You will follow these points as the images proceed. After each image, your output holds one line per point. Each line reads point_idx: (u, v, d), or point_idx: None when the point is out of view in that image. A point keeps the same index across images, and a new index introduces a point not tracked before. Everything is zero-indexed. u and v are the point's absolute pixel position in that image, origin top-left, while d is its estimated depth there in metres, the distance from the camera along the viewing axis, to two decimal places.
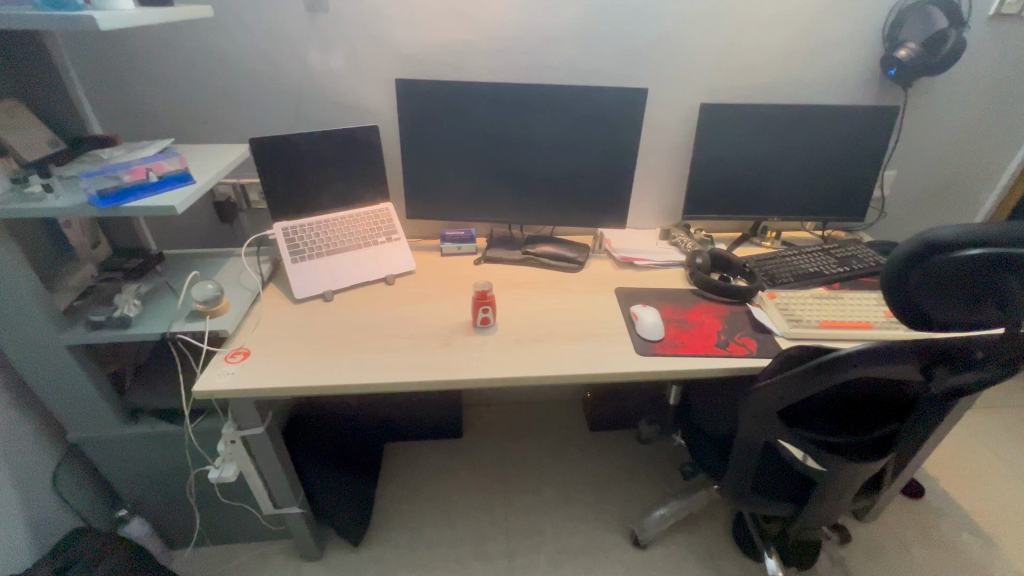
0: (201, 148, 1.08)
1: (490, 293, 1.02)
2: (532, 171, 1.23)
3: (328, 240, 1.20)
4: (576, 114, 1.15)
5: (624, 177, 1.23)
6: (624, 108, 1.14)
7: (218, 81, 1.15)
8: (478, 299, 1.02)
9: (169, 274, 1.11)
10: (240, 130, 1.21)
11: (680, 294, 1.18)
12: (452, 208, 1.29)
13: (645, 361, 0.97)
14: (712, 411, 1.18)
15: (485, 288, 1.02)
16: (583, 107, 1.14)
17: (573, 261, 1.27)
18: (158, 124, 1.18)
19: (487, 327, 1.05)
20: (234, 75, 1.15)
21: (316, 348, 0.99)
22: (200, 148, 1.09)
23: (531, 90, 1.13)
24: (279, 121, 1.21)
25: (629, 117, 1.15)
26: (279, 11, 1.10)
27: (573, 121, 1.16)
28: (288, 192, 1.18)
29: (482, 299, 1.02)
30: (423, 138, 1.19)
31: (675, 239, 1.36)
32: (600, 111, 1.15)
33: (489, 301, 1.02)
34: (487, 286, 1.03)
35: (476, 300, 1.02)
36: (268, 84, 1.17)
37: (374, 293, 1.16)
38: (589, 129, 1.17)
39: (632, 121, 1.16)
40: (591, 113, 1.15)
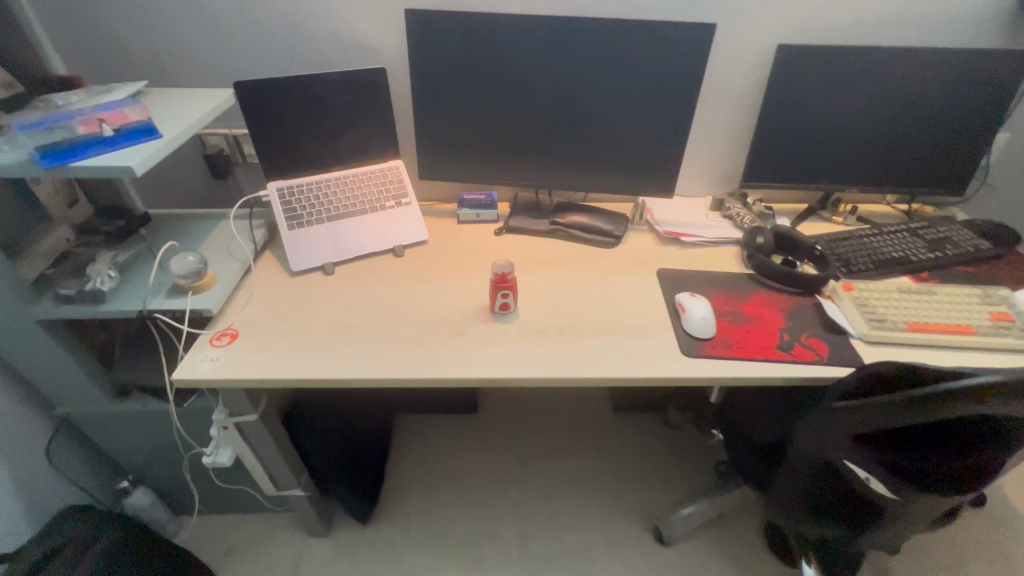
0: (178, 94, 0.93)
1: (512, 275, 0.87)
2: (566, 126, 1.04)
3: (329, 204, 1.06)
4: (623, 57, 0.95)
5: (677, 136, 1.02)
6: (685, 48, 0.93)
7: (197, 10, 0.97)
8: (496, 281, 0.86)
9: (153, 240, 0.99)
10: (229, 71, 1.05)
11: (734, 279, 1.00)
12: (471, 168, 1.12)
13: (692, 363, 0.82)
14: (759, 413, 1.04)
15: (507, 267, 0.87)
16: (634, 46, 0.93)
17: (608, 234, 1.10)
18: (135, 63, 1.02)
19: (507, 315, 0.91)
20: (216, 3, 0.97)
21: (310, 332, 0.87)
22: (178, 93, 0.93)
23: (568, 26, 0.92)
24: (271, 61, 1.04)
25: (687, 60, 0.94)
26: None
27: (620, 65, 0.96)
28: (283, 146, 1.03)
29: (502, 282, 0.86)
30: (438, 83, 1.01)
31: (730, 211, 1.16)
32: (653, 52, 0.94)
33: (510, 285, 0.87)
34: (508, 265, 0.87)
35: (493, 282, 0.87)
36: (256, 15, 0.99)
37: (379, 267, 1.02)
38: (638, 76, 0.96)
39: (693, 65, 0.94)
40: (641, 55, 0.94)
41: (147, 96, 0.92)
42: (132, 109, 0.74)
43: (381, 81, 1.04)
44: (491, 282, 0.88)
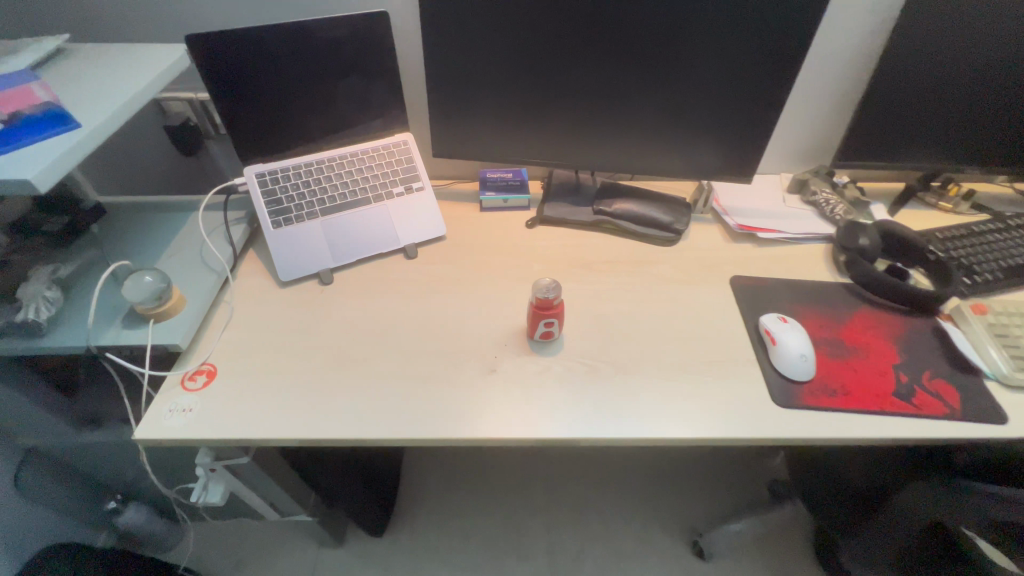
0: (110, 57, 0.70)
1: (559, 302, 0.68)
2: (624, 92, 0.81)
3: (323, 192, 0.85)
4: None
5: (767, 106, 0.79)
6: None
7: None
8: (539, 310, 0.68)
9: (106, 242, 0.79)
10: (187, 19, 0.81)
11: (826, 292, 0.81)
12: (497, 145, 0.90)
13: (790, 416, 0.65)
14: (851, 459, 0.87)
15: (552, 291, 0.68)
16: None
17: (667, 229, 0.90)
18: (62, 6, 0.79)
19: (549, 345, 0.73)
20: None
21: (304, 369, 0.70)
22: (111, 55, 0.70)
23: None
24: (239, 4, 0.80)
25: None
26: None
27: (700, 12, 0.71)
28: (260, 119, 0.80)
29: (546, 311, 0.68)
30: (456, 34, 0.77)
31: (816, 196, 0.94)
32: None
33: (556, 313, 0.68)
34: (555, 287, 0.69)
35: (534, 312, 0.69)
36: None
37: (388, 273, 0.84)
38: (725, 27, 0.72)
39: (804, 7, 0.69)
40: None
41: (68, 60, 0.69)
42: (37, 88, 0.56)
43: (382, 31, 0.79)
44: (530, 310, 0.69)
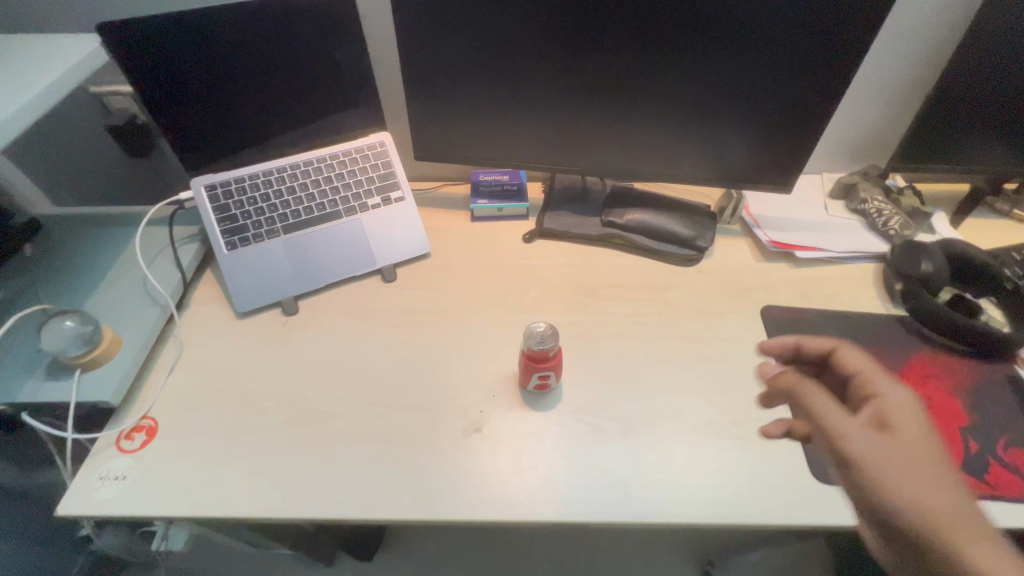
0: (23, 62, 0.60)
1: (556, 353, 0.58)
2: (639, 85, 0.66)
3: (285, 206, 0.73)
4: None
5: (815, 102, 0.64)
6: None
7: None
8: (532, 364, 0.57)
9: (39, 269, 0.70)
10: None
11: (878, 327, 0.68)
12: (490, 146, 0.76)
13: (836, 497, 0.53)
14: None
15: (551, 343, 0.57)
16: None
17: (688, 245, 0.77)
18: None
19: (545, 396, 0.62)
20: None
21: (257, 425, 0.60)
22: (25, 58, 0.61)
23: None
24: None
25: None
26: None
27: None
28: (204, 120, 0.68)
29: (543, 367, 0.57)
30: (436, 14, 0.63)
31: (866, 206, 0.80)
32: None
33: (552, 364, 0.57)
34: (552, 337, 0.58)
35: (529, 366, 0.58)
36: None
37: (362, 301, 0.72)
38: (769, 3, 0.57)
39: None
40: None
41: None
42: None
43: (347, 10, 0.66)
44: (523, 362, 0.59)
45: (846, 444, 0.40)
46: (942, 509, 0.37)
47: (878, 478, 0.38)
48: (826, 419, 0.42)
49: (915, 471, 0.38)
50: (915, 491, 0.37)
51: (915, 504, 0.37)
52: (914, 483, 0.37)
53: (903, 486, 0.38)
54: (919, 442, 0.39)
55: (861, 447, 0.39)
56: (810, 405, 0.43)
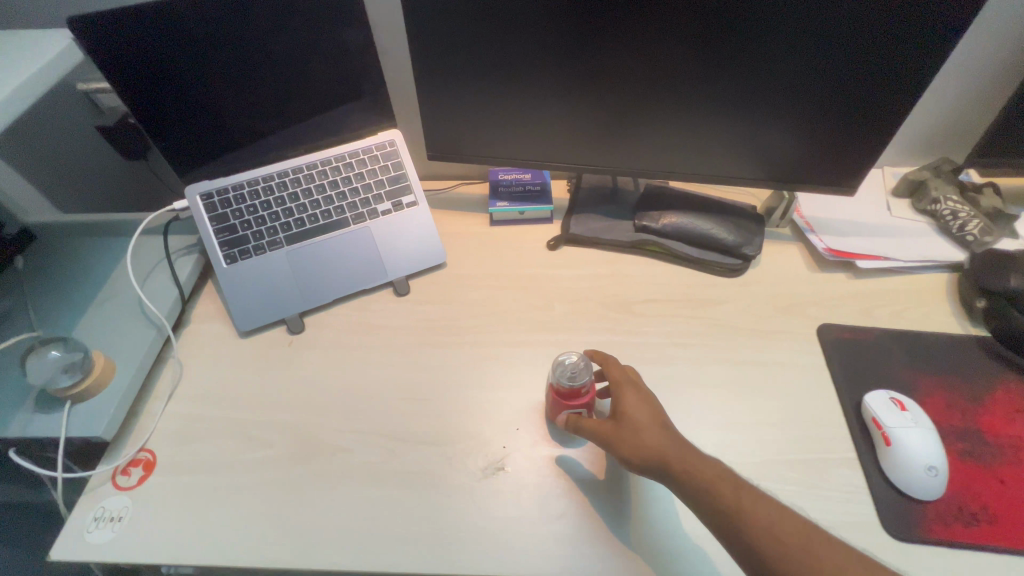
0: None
1: (589, 389, 0.52)
2: (683, 72, 0.57)
3: (289, 214, 0.67)
4: None
5: (893, 88, 0.55)
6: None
7: None
8: (562, 400, 0.52)
9: (30, 285, 0.65)
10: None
11: (953, 351, 0.60)
12: (509, 144, 0.69)
13: (915, 559, 0.46)
14: None
15: (586, 376, 0.52)
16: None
17: (733, 254, 0.69)
18: None
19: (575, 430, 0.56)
20: None
21: (260, 460, 0.55)
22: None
23: None
24: None
25: None
26: None
27: None
28: (192, 117, 0.61)
29: (577, 403, 0.52)
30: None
31: (937, 206, 0.70)
32: None
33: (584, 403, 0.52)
34: (587, 370, 0.52)
35: (560, 403, 0.52)
36: None
37: (373, 317, 0.66)
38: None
39: None
40: None
41: None
42: None
43: None
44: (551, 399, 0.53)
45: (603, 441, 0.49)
46: (675, 452, 0.46)
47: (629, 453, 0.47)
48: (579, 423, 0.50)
49: (640, 428, 0.48)
50: (652, 449, 0.46)
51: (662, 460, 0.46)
52: (653, 443, 0.47)
53: (651, 451, 0.47)
54: (637, 407, 0.50)
55: (610, 438, 0.48)
56: (572, 423, 0.50)
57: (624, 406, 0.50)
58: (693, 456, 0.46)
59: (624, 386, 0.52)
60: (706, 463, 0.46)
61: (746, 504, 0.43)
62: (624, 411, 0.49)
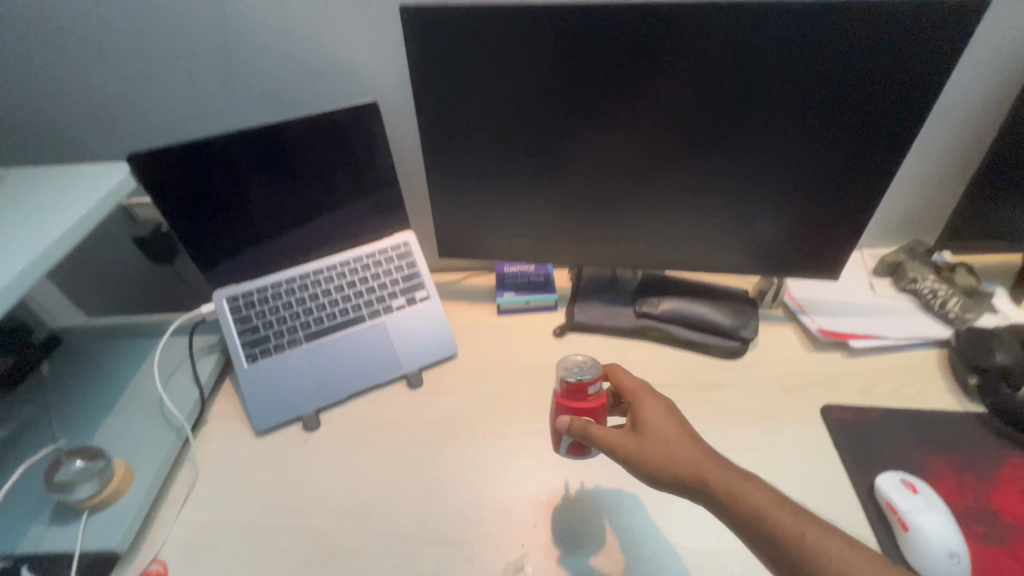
0: (55, 183, 0.59)
1: (595, 390, 0.52)
2: (673, 172, 0.64)
3: (309, 313, 0.70)
4: (769, 75, 0.55)
5: (855, 187, 0.62)
6: (925, 38, 0.51)
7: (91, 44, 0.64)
8: (567, 403, 0.52)
9: (53, 389, 0.67)
10: (157, 118, 0.71)
11: (955, 428, 0.61)
12: (515, 241, 0.75)
13: None
14: None
15: (593, 384, 0.51)
16: (832, 34, 0.52)
17: (729, 336, 0.72)
18: (24, 121, 0.70)
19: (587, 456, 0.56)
20: (116, 29, 0.63)
21: (274, 569, 0.54)
22: (57, 179, 0.60)
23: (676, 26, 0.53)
24: (212, 107, 0.70)
25: (892, 67, 0.53)
26: None
27: (761, 89, 0.56)
28: (224, 224, 0.67)
29: (579, 409, 0.52)
30: (463, 123, 0.63)
31: (917, 285, 0.75)
32: (826, 57, 0.54)
33: (589, 410, 0.52)
34: (599, 381, 0.52)
35: (563, 407, 0.53)
36: (175, 43, 0.64)
37: (386, 411, 0.68)
38: (822, 89, 0.56)
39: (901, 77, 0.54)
40: (801, 65, 0.54)
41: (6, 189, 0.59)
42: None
43: (373, 123, 0.67)
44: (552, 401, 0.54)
45: (620, 452, 0.48)
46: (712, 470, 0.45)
47: (651, 465, 0.47)
48: (598, 434, 0.50)
49: (674, 449, 0.47)
50: (683, 465, 0.46)
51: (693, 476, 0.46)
52: (683, 458, 0.46)
53: (680, 466, 0.46)
54: (665, 425, 0.50)
55: (632, 450, 0.48)
56: (581, 427, 0.50)
57: (652, 424, 0.50)
58: (731, 474, 0.45)
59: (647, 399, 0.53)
60: (748, 484, 0.44)
61: (797, 527, 0.42)
62: (655, 430, 0.49)
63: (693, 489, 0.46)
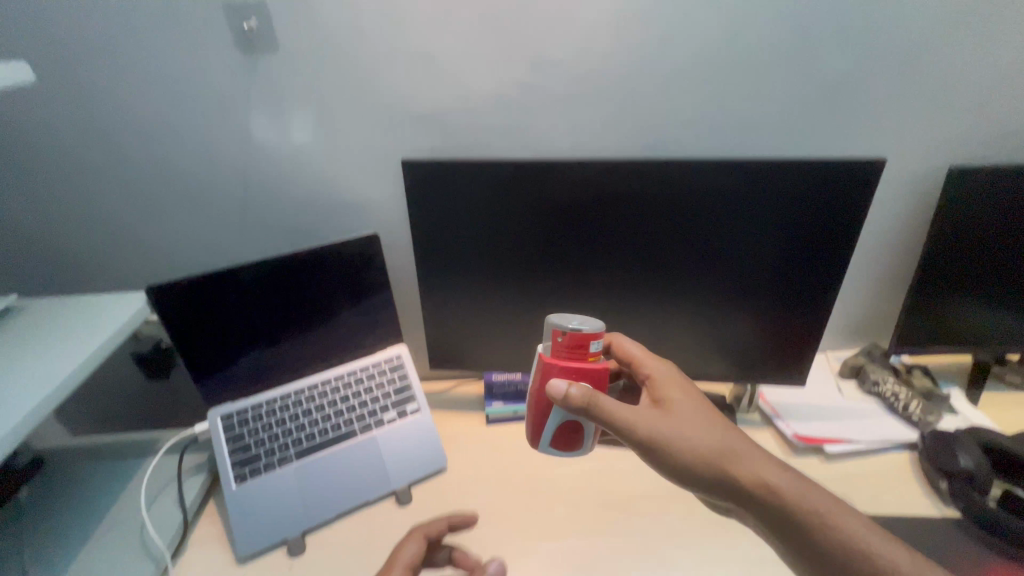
0: (76, 314, 0.64)
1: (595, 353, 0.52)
2: (644, 292, 0.71)
3: (301, 429, 0.72)
4: (719, 215, 0.65)
5: (805, 303, 0.70)
6: (841, 187, 0.62)
7: (125, 187, 0.72)
8: (567, 364, 0.52)
9: (30, 517, 0.65)
10: (175, 246, 0.77)
11: (936, 536, 0.63)
12: (503, 353, 0.79)
13: None
14: None
15: (592, 342, 0.52)
16: (766, 184, 0.62)
17: None
18: (49, 249, 0.76)
19: (574, 426, 0.56)
20: (149, 174, 0.72)
21: None
22: (77, 310, 0.65)
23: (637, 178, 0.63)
24: (227, 237, 0.77)
25: (818, 209, 0.64)
26: (206, 75, 0.65)
27: (713, 226, 0.66)
28: (228, 344, 0.71)
29: (575, 370, 0.52)
30: (455, 252, 0.71)
31: (879, 388, 0.81)
32: (763, 201, 0.64)
33: (583, 373, 0.52)
34: (597, 338, 0.52)
35: (558, 369, 0.53)
36: (201, 185, 0.73)
37: (374, 532, 0.67)
38: (768, 224, 0.65)
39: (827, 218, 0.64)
40: (744, 208, 0.64)
41: (26, 320, 0.63)
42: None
43: (374, 250, 0.74)
44: (544, 363, 0.54)
45: (643, 428, 0.52)
46: (733, 454, 0.52)
47: (676, 443, 0.52)
48: (608, 407, 0.51)
49: (701, 430, 0.53)
50: (706, 447, 0.52)
51: (716, 456, 0.51)
52: (707, 441, 0.52)
53: (705, 447, 0.52)
54: (690, 408, 0.55)
55: (659, 426, 0.53)
56: (586, 397, 0.51)
57: (677, 406, 0.56)
58: (756, 455, 0.52)
59: (669, 385, 0.59)
60: (767, 467, 0.51)
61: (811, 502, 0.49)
62: (679, 412, 0.55)
63: (716, 469, 0.51)
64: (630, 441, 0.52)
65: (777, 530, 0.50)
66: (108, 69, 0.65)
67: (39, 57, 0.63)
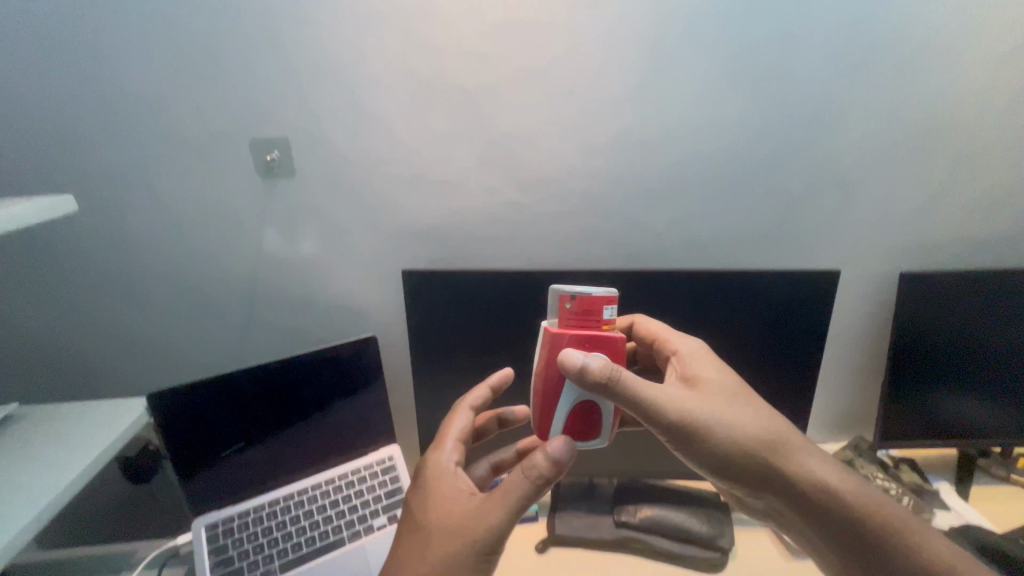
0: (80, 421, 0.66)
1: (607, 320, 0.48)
2: None
3: (288, 537, 0.70)
4: (695, 320, 0.70)
5: (781, 398, 0.75)
6: (802, 295, 0.69)
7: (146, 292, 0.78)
8: (579, 333, 0.47)
9: None
10: (187, 345, 0.82)
11: None
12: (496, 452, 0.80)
13: None
14: None
15: (604, 307, 0.47)
16: (735, 292, 0.69)
17: (707, 546, 0.74)
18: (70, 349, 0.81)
19: (589, 413, 0.50)
20: (169, 281, 0.78)
21: None
22: (81, 417, 0.67)
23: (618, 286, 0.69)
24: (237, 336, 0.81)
25: (784, 313, 0.69)
26: (228, 196, 0.73)
27: (691, 329, 0.70)
28: (223, 448, 0.72)
29: (588, 339, 0.47)
30: (450, 353, 0.74)
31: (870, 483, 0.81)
32: (734, 307, 0.69)
33: (595, 343, 0.47)
34: (610, 304, 0.47)
35: (569, 339, 0.47)
36: (215, 291, 0.78)
37: None
38: (741, 326, 0.70)
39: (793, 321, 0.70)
40: (718, 312, 0.70)
41: (30, 428, 0.65)
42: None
43: (371, 352, 0.78)
44: (551, 335, 0.48)
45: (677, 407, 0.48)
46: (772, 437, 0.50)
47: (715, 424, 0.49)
48: (630, 381, 0.46)
49: (736, 413, 0.51)
50: (746, 428, 0.50)
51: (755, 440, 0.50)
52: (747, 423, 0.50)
53: (745, 429, 0.50)
54: (720, 388, 0.53)
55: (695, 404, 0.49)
56: (607, 369, 0.45)
57: (707, 386, 0.53)
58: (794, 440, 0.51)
59: (697, 362, 0.57)
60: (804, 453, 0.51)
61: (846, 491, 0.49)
62: (711, 391, 0.52)
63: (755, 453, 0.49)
64: (660, 420, 0.48)
65: (815, 517, 0.49)
66: (141, 192, 0.73)
67: (80, 189, 0.72)
